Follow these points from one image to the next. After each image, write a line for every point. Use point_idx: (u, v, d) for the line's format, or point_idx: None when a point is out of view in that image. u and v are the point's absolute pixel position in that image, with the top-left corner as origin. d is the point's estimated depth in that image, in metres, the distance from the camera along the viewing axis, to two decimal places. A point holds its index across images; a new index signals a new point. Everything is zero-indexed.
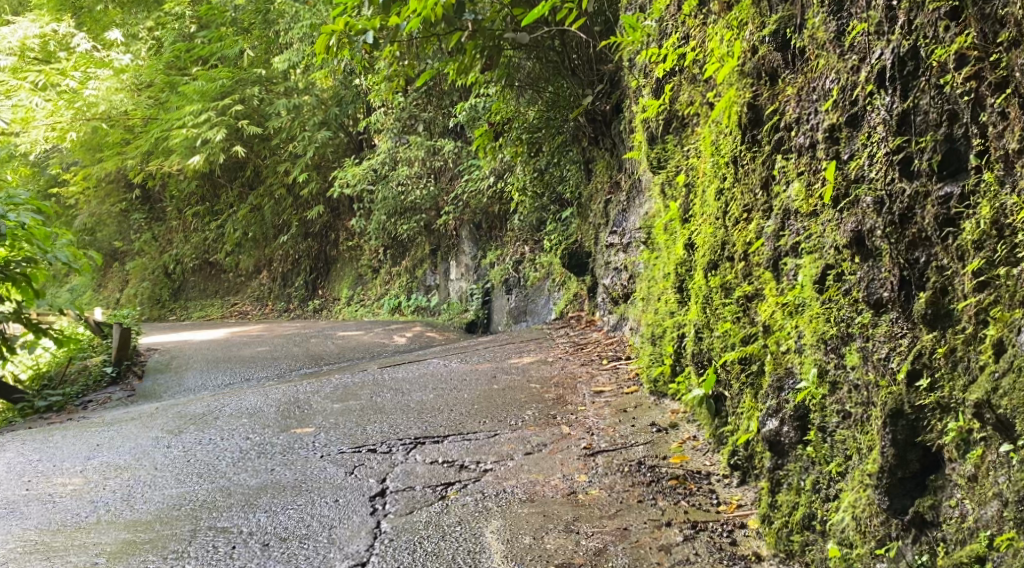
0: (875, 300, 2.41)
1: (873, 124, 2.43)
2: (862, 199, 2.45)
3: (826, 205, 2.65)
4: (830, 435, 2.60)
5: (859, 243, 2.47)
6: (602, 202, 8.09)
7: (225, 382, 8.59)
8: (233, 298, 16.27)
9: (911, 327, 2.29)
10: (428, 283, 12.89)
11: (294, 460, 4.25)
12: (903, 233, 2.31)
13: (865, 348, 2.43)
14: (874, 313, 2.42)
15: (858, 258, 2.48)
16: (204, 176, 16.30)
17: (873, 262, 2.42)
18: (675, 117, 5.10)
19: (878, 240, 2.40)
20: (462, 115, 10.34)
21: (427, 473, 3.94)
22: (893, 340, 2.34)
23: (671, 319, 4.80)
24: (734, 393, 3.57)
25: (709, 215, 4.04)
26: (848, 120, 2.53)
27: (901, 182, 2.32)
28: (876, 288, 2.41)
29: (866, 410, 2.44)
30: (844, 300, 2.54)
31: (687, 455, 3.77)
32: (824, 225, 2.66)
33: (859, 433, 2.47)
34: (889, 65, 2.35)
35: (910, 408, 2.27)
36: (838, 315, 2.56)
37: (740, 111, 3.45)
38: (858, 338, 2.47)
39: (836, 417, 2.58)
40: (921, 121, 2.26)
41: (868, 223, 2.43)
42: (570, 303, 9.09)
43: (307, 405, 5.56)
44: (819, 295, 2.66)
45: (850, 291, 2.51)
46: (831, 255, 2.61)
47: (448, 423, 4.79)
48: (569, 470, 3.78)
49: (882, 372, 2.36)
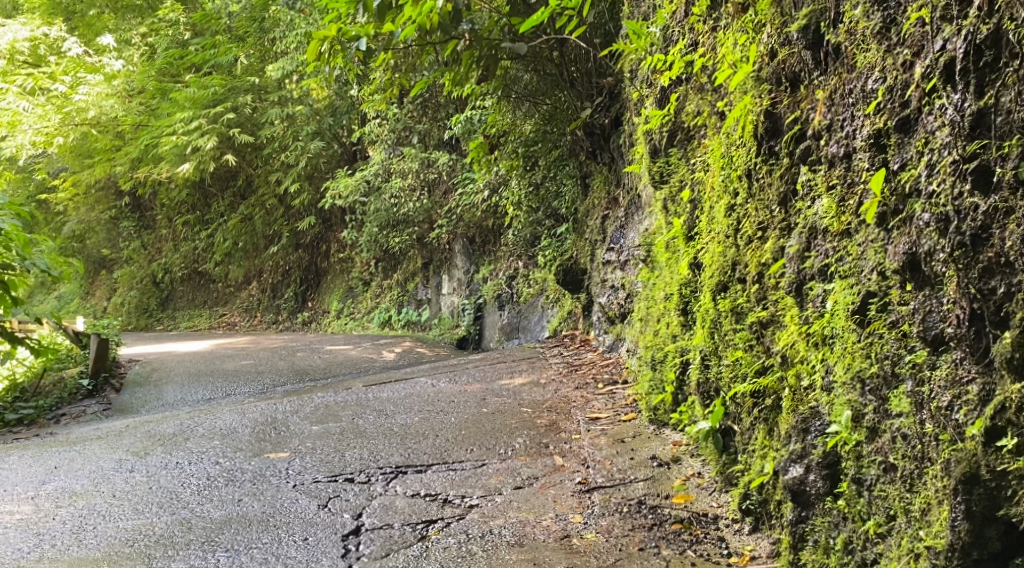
0: (934, 337, 2.11)
1: (930, 128, 2.14)
2: (918, 217, 2.16)
3: (866, 223, 2.36)
4: (868, 490, 2.29)
5: (912, 267, 2.17)
6: (600, 218, 7.77)
7: (205, 397, 8.22)
8: (221, 309, 15.91)
9: (984, 369, 2.00)
10: (419, 297, 12.56)
11: (263, 489, 3.90)
12: (976, 258, 2.00)
13: (918, 393, 2.14)
14: (931, 351, 2.11)
15: (911, 286, 2.18)
16: (194, 184, 15.93)
17: (932, 290, 2.12)
18: (679, 129, 4.81)
19: (940, 264, 2.09)
20: (458, 126, 10.04)
21: (408, 508, 3.60)
22: (957, 387, 2.04)
23: (673, 343, 4.48)
24: (746, 428, 3.25)
25: (718, 232, 3.73)
26: (898, 125, 2.24)
27: (973, 197, 2.01)
28: (935, 323, 2.10)
29: (917, 466, 2.13)
30: (890, 334, 2.24)
31: (691, 495, 3.45)
32: (863, 246, 2.37)
33: (905, 492, 2.16)
34: (960, 57, 2.05)
35: (989, 474, 1.96)
36: (882, 351, 2.26)
37: (756, 120, 3.14)
38: (908, 380, 2.17)
39: (875, 469, 2.27)
40: (1002, 122, 1.95)
41: (927, 246, 2.13)
42: (564, 321, 8.80)
43: (284, 427, 5.21)
44: (855, 327, 2.36)
45: (898, 323, 2.22)
46: (872, 280, 2.31)
47: (433, 450, 4.46)
48: (562, 509, 3.45)
49: (945, 424, 2.06)
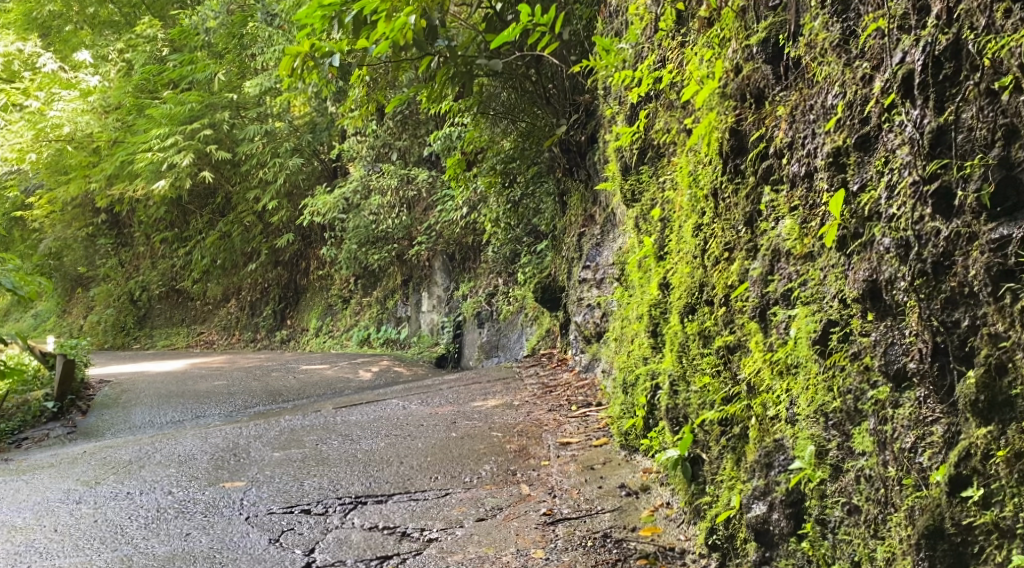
0: (896, 372, 1.98)
1: (891, 146, 2.03)
2: (879, 241, 2.04)
3: (828, 247, 2.24)
4: (832, 533, 2.16)
5: (873, 295, 2.05)
6: (576, 236, 7.65)
7: (174, 419, 8.02)
8: (199, 327, 15.69)
9: (948, 409, 1.87)
10: (399, 315, 12.38)
11: (214, 522, 3.73)
12: (937, 288, 1.89)
13: (881, 432, 2.01)
14: (894, 388, 1.99)
15: (872, 315, 2.06)
16: (172, 202, 15.54)
17: (894, 320, 2.00)
18: (649, 146, 4.69)
19: (901, 293, 1.97)
20: (437, 143, 9.89)
21: (362, 542, 3.45)
22: (920, 427, 1.92)
23: (643, 366, 4.34)
24: (713, 457, 3.12)
25: (686, 252, 3.60)
26: (858, 142, 2.13)
27: (935, 220, 1.89)
28: (897, 356, 1.98)
29: (880, 510, 2.01)
30: (852, 366, 2.11)
31: (659, 527, 3.32)
32: (824, 271, 2.25)
33: (870, 537, 2.03)
34: (918, 70, 1.93)
35: (954, 528, 1.82)
36: (844, 385, 2.13)
37: (722, 138, 3.03)
38: (871, 417, 2.05)
39: (839, 510, 2.14)
40: (964, 139, 1.84)
41: (887, 273, 2.01)
42: (543, 339, 8.67)
43: (244, 454, 5.03)
44: (817, 357, 2.24)
45: (860, 355, 2.09)
46: (834, 308, 2.18)
47: (394, 479, 4.30)
48: (523, 543, 3.31)
49: (908, 467, 1.93)
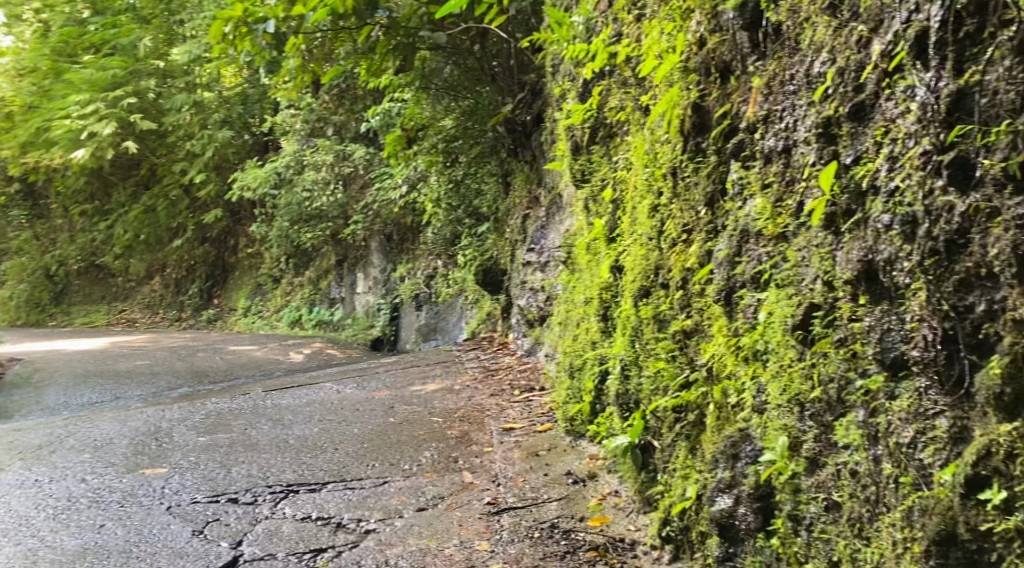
0: (892, 361, 1.86)
1: (890, 116, 1.91)
2: (877, 218, 1.92)
3: (810, 226, 2.13)
4: (806, 530, 2.05)
5: (868, 277, 1.93)
6: (519, 218, 7.49)
7: (92, 401, 7.58)
8: (121, 305, 15.06)
9: (955, 401, 1.74)
10: (332, 296, 12.06)
11: (131, 513, 3.47)
12: (949, 269, 1.75)
13: (871, 425, 1.90)
14: (889, 377, 1.87)
15: (865, 298, 1.94)
16: (92, 173, 14.76)
17: (890, 305, 1.88)
18: (601, 125, 4.56)
19: (903, 274, 1.85)
20: (376, 119, 9.59)
21: (295, 534, 3.24)
22: (921, 420, 1.79)
23: (592, 350, 4.22)
24: (665, 445, 3.01)
25: (641, 234, 3.48)
26: (851, 113, 2.01)
27: (949, 194, 1.76)
28: (894, 344, 1.86)
29: (868, 509, 1.89)
30: (837, 354, 2.01)
31: (608, 517, 3.20)
32: (804, 253, 2.14)
33: (854, 537, 1.92)
34: (936, 28, 1.80)
35: (968, 534, 1.67)
36: (827, 373, 2.03)
37: (683, 115, 2.90)
38: (859, 409, 1.94)
39: (816, 506, 2.03)
40: (987, 104, 1.70)
41: (884, 252, 1.89)
42: (482, 323, 8.51)
43: (167, 439, 4.75)
44: (796, 344, 2.13)
45: (847, 341, 1.98)
46: (816, 291, 2.08)
47: (330, 467, 4.09)
48: (467, 534, 3.15)
49: (906, 464, 1.81)
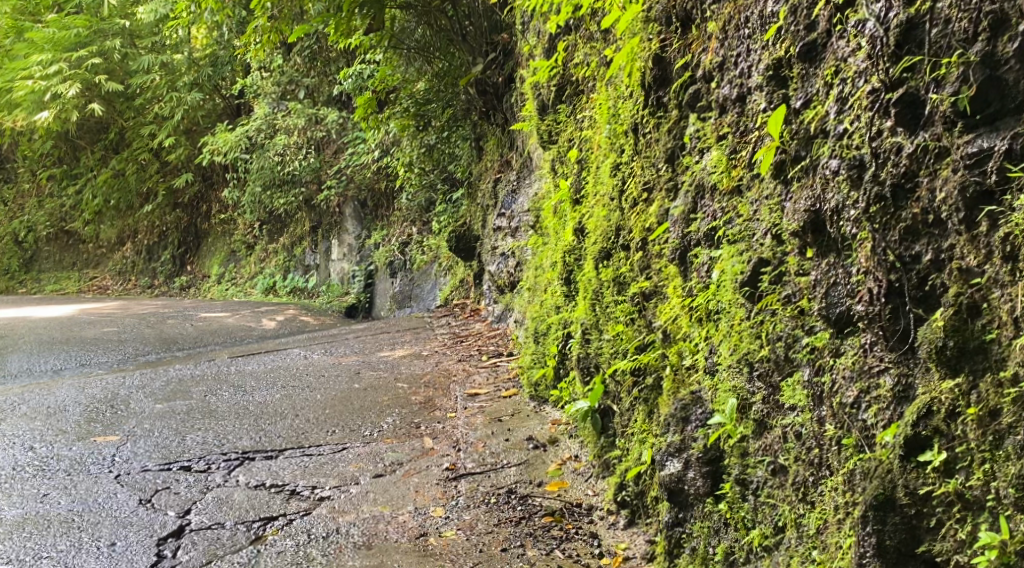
0: (838, 317, 1.78)
1: (841, 55, 1.81)
2: (825, 163, 1.83)
3: (761, 177, 2.04)
4: (754, 495, 1.99)
5: (815, 228, 1.84)
6: (492, 182, 7.37)
7: (54, 368, 7.43)
8: (91, 272, 14.83)
9: (900, 357, 1.66)
10: (307, 263, 11.89)
11: (77, 482, 3.41)
12: (897, 218, 1.67)
13: (817, 384, 1.82)
14: (835, 333, 1.79)
15: (812, 251, 1.86)
16: (59, 136, 14.43)
17: (838, 257, 1.80)
18: (567, 83, 4.44)
19: (850, 224, 1.76)
20: (348, 81, 9.40)
21: (246, 502, 3.17)
22: (865, 378, 1.71)
23: (556, 315, 4.13)
24: (624, 409, 2.94)
25: (603, 194, 3.39)
26: (801, 53, 1.92)
27: (898, 134, 1.67)
28: (840, 299, 1.78)
29: (813, 473, 1.82)
30: (784, 311, 1.93)
31: (566, 482, 3.14)
32: (755, 206, 2.06)
33: (798, 502, 1.84)
34: None
35: (907, 498, 1.60)
36: (774, 331, 1.95)
37: (645, 67, 2.83)
38: (805, 367, 1.87)
39: (763, 470, 1.96)
40: (938, 34, 1.60)
41: (832, 201, 1.80)
42: (456, 289, 8.41)
43: (123, 406, 4.65)
44: (744, 302, 2.06)
45: (795, 298, 1.90)
46: (765, 246, 2.00)
47: (288, 433, 4.01)
48: (423, 500, 3.08)
49: (849, 426, 1.73)
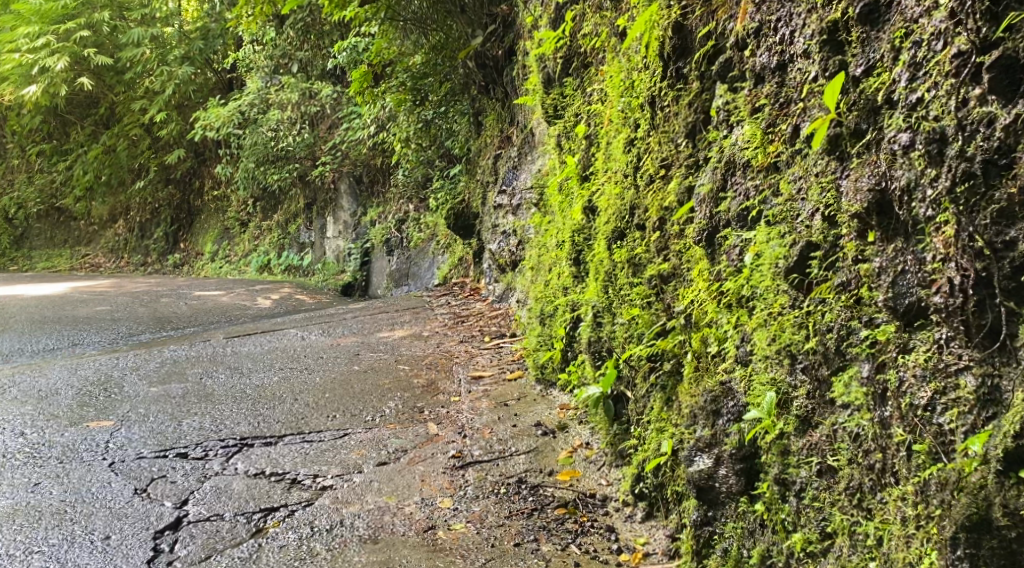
0: (907, 308, 1.67)
1: (912, 16, 1.69)
2: (894, 138, 1.71)
3: (810, 155, 1.93)
4: (796, 496, 1.88)
5: (880, 210, 1.73)
6: (492, 158, 7.20)
7: (47, 347, 7.29)
8: (84, 249, 14.66)
9: (985, 355, 1.55)
10: (302, 240, 11.72)
11: (70, 470, 3.28)
12: (985, 203, 1.54)
13: (879, 381, 1.72)
14: (903, 326, 1.68)
15: (875, 235, 1.74)
16: (48, 111, 14.14)
17: (906, 242, 1.69)
18: (575, 55, 4.28)
19: (923, 207, 1.65)
20: (341, 55, 9.16)
21: (246, 491, 3.05)
22: (945, 375, 1.61)
23: (563, 296, 4.00)
24: (640, 396, 2.82)
25: (615, 171, 3.24)
26: (862, 16, 1.80)
27: (990, 101, 1.54)
28: (909, 289, 1.67)
29: (872, 477, 1.72)
30: (837, 301, 1.82)
31: (578, 470, 3.02)
32: (799, 184, 1.95)
33: (852, 507, 1.75)
34: None
35: (1005, 519, 1.48)
36: (826, 322, 1.84)
37: (663, 37, 2.70)
38: (863, 362, 1.76)
39: (807, 471, 1.86)
40: None
41: (901, 179, 1.69)
42: (455, 268, 8.27)
43: (116, 389, 4.52)
44: (790, 289, 1.95)
45: (850, 286, 1.79)
46: (813, 229, 1.89)
47: (287, 418, 3.88)
48: (430, 491, 2.95)
49: (922, 430, 1.63)
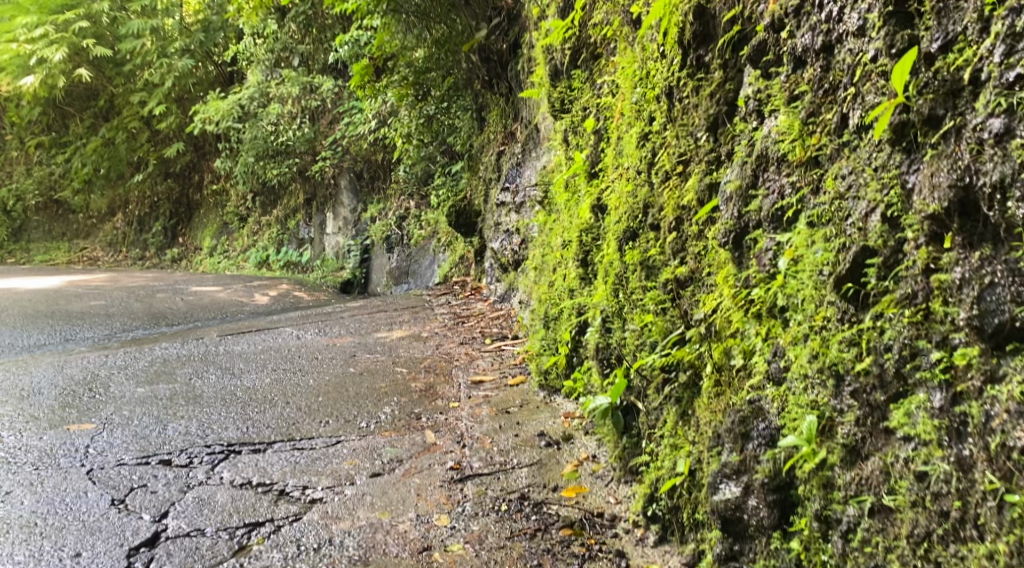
0: (996, 329, 1.48)
1: None
2: (984, 128, 1.52)
3: (873, 146, 1.75)
4: (842, 535, 1.71)
5: (963, 210, 1.55)
6: (495, 154, 6.99)
7: (39, 342, 7.10)
8: (82, 242, 14.49)
9: None
10: (301, 236, 11.53)
11: (45, 478, 3.08)
12: None
13: (959, 413, 1.52)
14: (991, 350, 1.48)
15: (957, 242, 1.55)
16: (47, 103, 13.92)
17: (995, 249, 1.50)
18: (584, 46, 4.09)
19: (1018, 208, 1.46)
20: (343, 48, 8.94)
21: (230, 504, 2.85)
22: None
23: (569, 299, 3.80)
24: (653, 409, 2.62)
25: (627, 166, 3.04)
26: None
27: None
28: (999, 304, 1.47)
29: (942, 525, 1.53)
30: (902, 316, 1.64)
31: (584, 486, 2.82)
32: (851, 182, 1.78)
33: (915, 556, 1.57)
34: None
35: None
36: (887, 339, 1.66)
37: (682, 22, 2.50)
38: (934, 390, 1.57)
39: (856, 509, 1.69)
40: None
41: (991, 174, 1.51)
42: (456, 266, 8.08)
43: (102, 389, 4.33)
44: (840, 302, 1.77)
45: (920, 300, 1.61)
46: (871, 233, 1.72)
47: (278, 423, 3.69)
48: (426, 506, 2.75)
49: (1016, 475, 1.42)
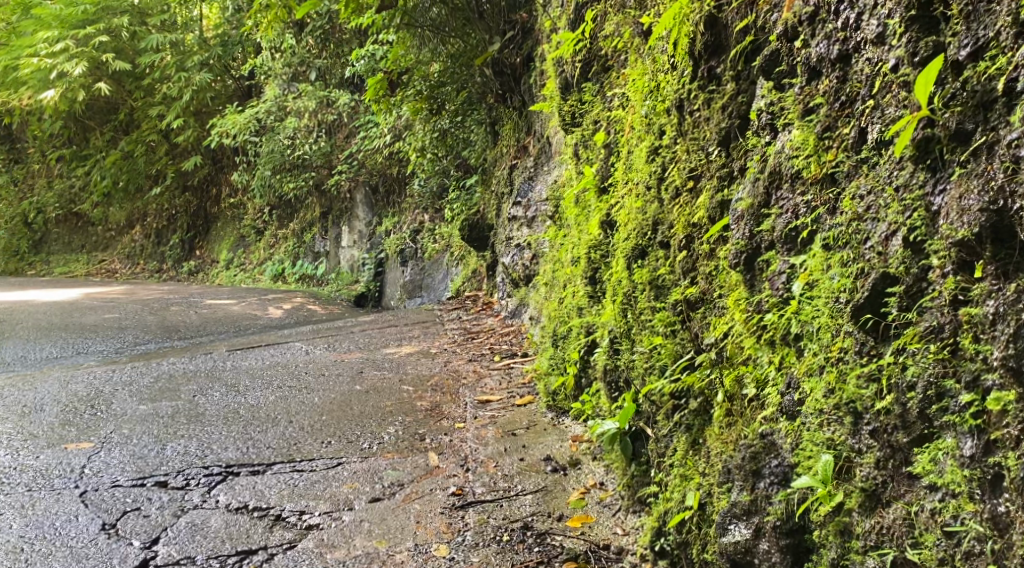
0: None
1: None
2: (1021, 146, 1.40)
3: (895, 164, 1.63)
4: None
5: (998, 237, 1.43)
6: (508, 168, 6.90)
7: (50, 356, 7.06)
8: (100, 255, 14.52)
9: None
10: (316, 249, 11.48)
11: (36, 500, 3.00)
12: None
13: (995, 463, 1.40)
14: None
15: (992, 274, 1.43)
16: (68, 116, 14.01)
17: None
18: (595, 58, 3.99)
19: None
20: (359, 63, 8.88)
21: (223, 530, 2.75)
22: None
23: (578, 317, 3.69)
24: (662, 435, 2.49)
25: (637, 181, 2.93)
26: None
27: None
28: None
29: None
30: (928, 351, 1.52)
31: (590, 516, 2.70)
32: (869, 202, 1.67)
33: None
34: None
35: None
36: (911, 375, 1.54)
37: (694, 32, 2.40)
38: (964, 437, 1.45)
39: (876, 560, 1.57)
40: None
41: None
42: (468, 280, 7.97)
43: (104, 406, 4.25)
44: (859, 333, 1.66)
45: (948, 334, 1.49)
46: (892, 259, 1.60)
47: (278, 443, 3.59)
48: (425, 535, 2.64)
49: None
